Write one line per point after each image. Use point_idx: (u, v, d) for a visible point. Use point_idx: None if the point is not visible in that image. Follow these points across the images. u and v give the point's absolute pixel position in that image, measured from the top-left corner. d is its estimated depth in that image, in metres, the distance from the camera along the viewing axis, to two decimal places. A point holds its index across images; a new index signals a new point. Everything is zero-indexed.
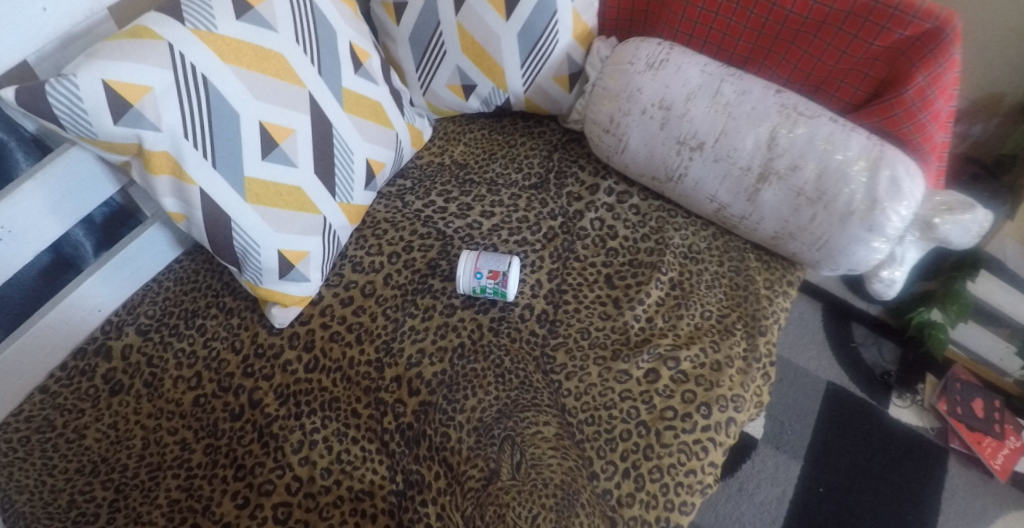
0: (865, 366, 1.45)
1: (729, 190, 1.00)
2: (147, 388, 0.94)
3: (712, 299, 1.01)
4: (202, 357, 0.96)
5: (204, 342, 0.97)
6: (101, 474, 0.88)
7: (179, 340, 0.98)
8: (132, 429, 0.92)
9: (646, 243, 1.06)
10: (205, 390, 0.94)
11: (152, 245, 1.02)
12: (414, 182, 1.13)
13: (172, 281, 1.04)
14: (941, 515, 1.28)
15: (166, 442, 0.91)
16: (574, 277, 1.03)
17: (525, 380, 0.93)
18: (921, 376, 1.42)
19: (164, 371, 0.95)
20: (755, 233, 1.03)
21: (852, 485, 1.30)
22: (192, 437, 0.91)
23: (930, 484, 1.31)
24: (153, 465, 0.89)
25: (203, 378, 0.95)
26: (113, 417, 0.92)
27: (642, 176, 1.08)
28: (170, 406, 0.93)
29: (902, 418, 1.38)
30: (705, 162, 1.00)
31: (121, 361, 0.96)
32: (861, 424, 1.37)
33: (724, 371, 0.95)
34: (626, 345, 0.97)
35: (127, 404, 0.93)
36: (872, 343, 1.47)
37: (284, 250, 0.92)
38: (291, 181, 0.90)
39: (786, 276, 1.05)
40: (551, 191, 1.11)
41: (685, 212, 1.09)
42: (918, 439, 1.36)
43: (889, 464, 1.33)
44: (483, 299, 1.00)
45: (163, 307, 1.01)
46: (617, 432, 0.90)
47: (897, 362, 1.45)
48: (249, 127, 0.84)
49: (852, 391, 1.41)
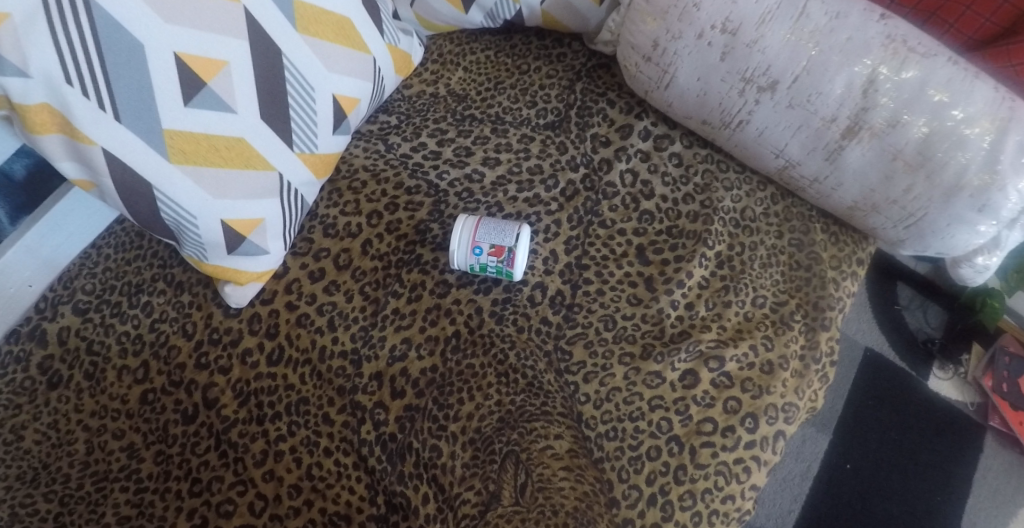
0: (907, 331, 1.28)
1: (803, 145, 0.79)
2: (89, 381, 0.79)
3: (766, 282, 0.83)
4: (149, 344, 0.80)
5: (151, 326, 0.81)
6: (42, 484, 0.75)
7: (122, 322, 0.81)
8: (74, 431, 0.78)
9: (689, 205, 0.85)
10: (153, 384, 0.79)
11: (82, 206, 0.85)
12: (402, 119, 0.92)
13: (114, 247, 0.86)
14: (971, 498, 1.16)
15: (111, 449, 0.77)
16: (598, 249, 0.84)
17: (534, 381, 0.77)
18: (966, 345, 1.27)
19: (107, 361, 0.80)
20: (827, 201, 0.83)
21: (883, 463, 1.18)
22: (140, 442, 0.77)
23: (964, 464, 1.18)
24: (99, 475, 0.76)
25: (150, 369, 0.79)
26: (53, 415, 0.78)
27: (687, 119, 0.86)
28: (115, 404, 0.78)
29: (941, 392, 1.24)
30: (776, 106, 0.77)
31: (58, 347, 0.81)
32: (898, 395, 1.23)
33: (777, 375, 0.78)
34: (660, 339, 0.79)
35: (66, 400, 0.79)
36: (917, 307, 1.30)
37: (230, 219, 0.72)
38: (230, 131, 0.69)
39: (856, 253, 0.85)
40: (571, 132, 0.89)
41: (737, 164, 0.88)
42: (956, 415, 1.22)
43: (922, 440, 1.20)
44: (482, 278, 0.82)
45: (103, 280, 0.84)
46: (644, 449, 0.75)
47: (942, 329, 1.28)
48: (163, 62, 0.63)
49: (890, 359, 1.26)
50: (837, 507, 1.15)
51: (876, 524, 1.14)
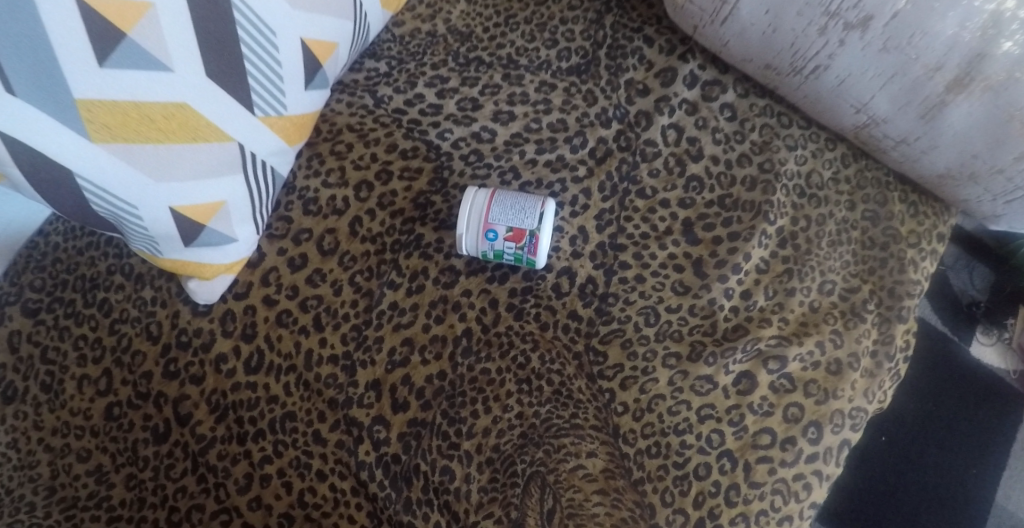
0: (950, 294, 1.15)
1: (892, 98, 0.63)
2: (47, 394, 0.67)
3: (836, 265, 0.69)
4: (110, 349, 0.69)
5: (111, 327, 0.69)
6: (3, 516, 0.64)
7: (78, 323, 0.69)
8: (37, 452, 0.66)
9: (745, 169, 0.71)
10: (118, 397, 0.67)
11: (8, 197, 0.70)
12: (393, 64, 0.75)
13: (63, 233, 0.73)
14: (1005, 471, 1.07)
15: (77, 473, 0.66)
16: (637, 226, 0.69)
17: (562, 389, 0.65)
18: (1014, 308, 1.11)
19: (64, 371, 0.68)
20: (911, 167, 0.69)
21: (922, 434, 1.08)
22: (109, 464, 0.66)
23: (1001, 434, 1.09)
24: (67, 503, 0.65)
25: (114, 379, 0.68)
26: (11, 434, 0.66)
27: (747, 62, 0.70)
28: (78, 420, 0.67)
29: (983, 359, 1.12)
30: (864, 49, 0.61)
31: (7, 355, 0.68)
32: (938, 361, 1.12)
33: (846, 376, 0.66)
34: (712, 337, 0.66)
35: (24, 416, 0.67)
36: (962, 266, 1.16)
37: (180, 205, 0.59)
38: (166, 96, 0.54)
39: (937, 227, 0.71)
40: (601, 79, 0.74)
41: (802, 117, 0.73)
42: (1000, 387, 1.11)
43: (961, 410, 1.09)
44: (496, 266, 0.68)
45: (54, 274, 0.71)
46: (691, 467, 0.63)
47: (988, 291, 1.14)
48: (63, 11, 0.47)
49: (931, 325, 1.14)
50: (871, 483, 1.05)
51: (910, 498, 1.04)
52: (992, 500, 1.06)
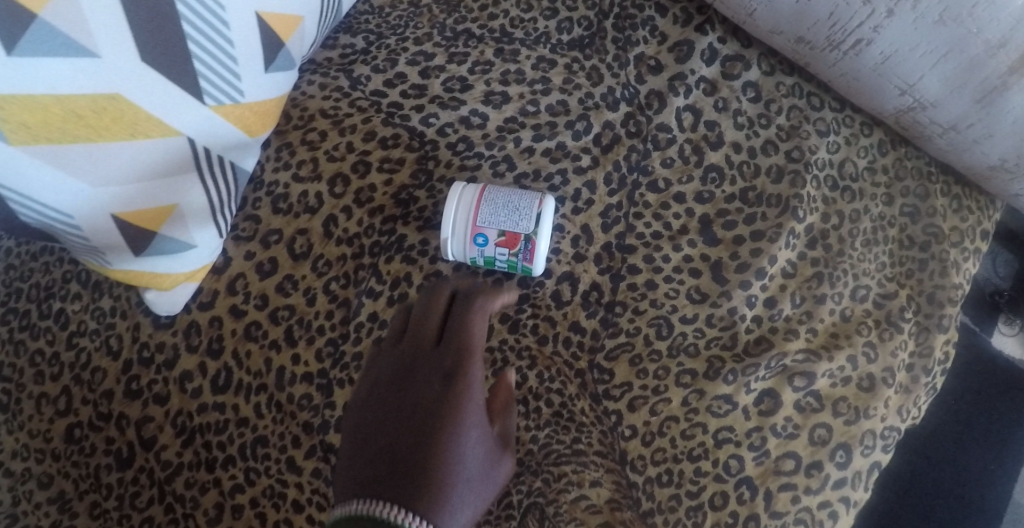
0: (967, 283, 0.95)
1: (944, 79, 0.55)
2: (4, 414, 0.61)
3: (872, 267, 0.61)
4: (68, 365, 0.62)
5: (68, 342, 0.63)
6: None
7: (33, 337, 0.63)
8: None
9: (771, 158, 0.62)
10: (79, 417, 0.61)
11: None
12: (371, 39, 0.66)
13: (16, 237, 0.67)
14: None
15: (37, 502, 0.60)
16: (647, 225, 0.61)
17: (562, 411, 0.58)
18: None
19: (21, 390, 0.62)
20: (956, 158, 0.60)
21: (938, 426, 0.90)
22: (72, 491, 0.60)
23: None
24: None
25: (73, 399, 0.61)
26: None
27: (776, 35, 0.61)
28: (37, 444, 0.61)
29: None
30: (916, 21, 0.53)
31: None
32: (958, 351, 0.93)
33: (880, 393, 0.59)
34: (731, 351, 0.59)
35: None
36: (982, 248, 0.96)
37: (124, 212, 0.52)
38: (94, 87, 0.46)
39: (981, 223, 0.63)
40: (607, 54, 0.65)
41: (835, 98, 0.64)
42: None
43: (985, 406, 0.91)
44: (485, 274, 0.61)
45: (7, 283, 0.65)
46: (706, 496, 0.56)
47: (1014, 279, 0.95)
48: None
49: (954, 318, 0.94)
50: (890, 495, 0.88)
51: (923, 498, 0.87)
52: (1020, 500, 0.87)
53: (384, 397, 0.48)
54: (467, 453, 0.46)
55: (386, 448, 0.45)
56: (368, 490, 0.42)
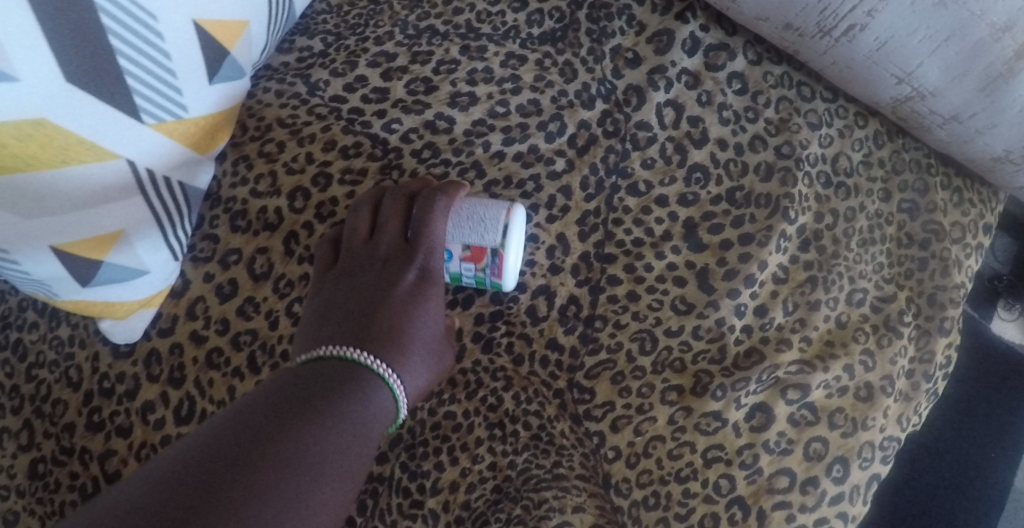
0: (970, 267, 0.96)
1: (946, 65, 0.50)
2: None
3: (868, 269, 0.57)
4: (29, 398, 0.60)
5: (27, 374, 0.61)
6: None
7: None
8: None
9: (759, 154, 0.58)
10: (42, 452, 0.59)
11: None
12: (330, 40, 0.63)
13: None
14: None
15: None
16: (626, 232, 0.58)
17: (541, 434, 0.55)
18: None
19: None
20: (957, 149, 0.56)
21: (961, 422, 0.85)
22: None
23: None
24: None
25: (36, 432, 0.59)
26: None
27: (761, 21, 0.57)
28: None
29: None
30: (915, 2, 0.48)
31: None
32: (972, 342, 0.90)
33: (879, 403, 0.55)
34: (719, 364, 0.55)
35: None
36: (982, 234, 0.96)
37: (65, 242, 0.48)
38: (15, 113, 0.41)
39: (983, 217, 0.60)
40: (581, 47, 0.61)
41: (827, 87, 0.60)
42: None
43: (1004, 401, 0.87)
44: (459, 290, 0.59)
45: None
46: (696, 519, 0.53)
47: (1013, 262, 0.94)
48: None
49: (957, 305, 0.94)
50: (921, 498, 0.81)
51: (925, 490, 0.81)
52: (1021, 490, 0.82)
53: (349, 277, 0.55)
54: (422, 328, 0.53)
55: (353, 313, 0.53)
56: (328, 341, 0.51)
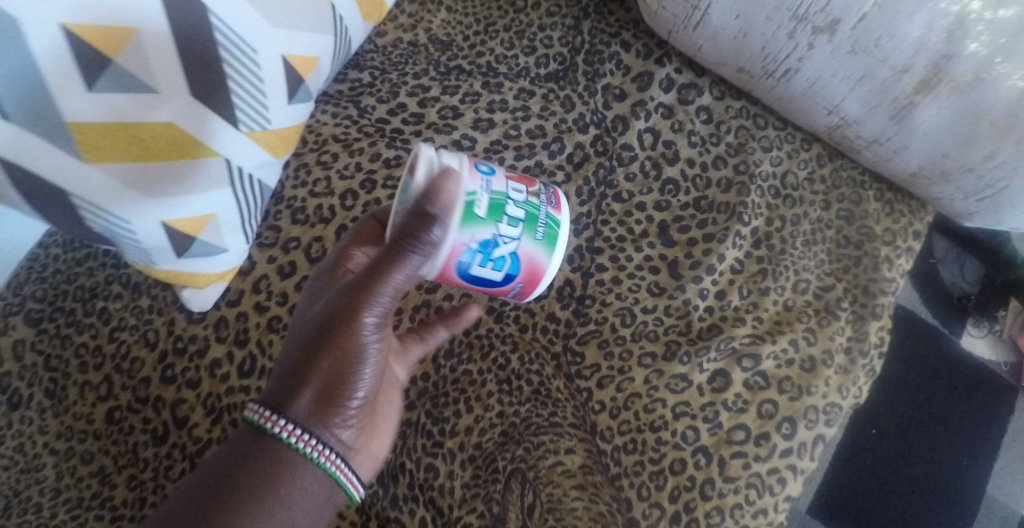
0: (941, 287, 1.17)
1: (862, 100, 0.64)
2: (50, 400, 0.71)
3: (811, 264, 0.71)
4: (110, 357, 0.72)
5: (110, 335, 0.72)
6: (14, 517, 0.67)
7: (79, 332, 0.73)
8: (41, 455, 0.69)
9: (720, 171, 0.72)
10: (118, 402, 0.70)
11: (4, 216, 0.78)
12: (376, 74, 0.77)
13: (61, 245, 0.78)
14: (1000, 463, 1.10)
15: (82, 475, 0.69)
16: (612, 230, 0.71)
17: (541, 389, 0.68)
18: (1004, 300, 1.15)
19: (66, 378, 0.71)
20: (884, 165, 0.70)
21: (916, 422, 1.10)
22: (111, 466, 0.69)
23: (995, 427, 1.11)
24: (71, 503, 0.68)
25: (114, 385, 0.71)
26: (18, 439, 0.69)
27: (720, 65, 0.71)
28: (81, 424, 0.70)
29: (974, 351, 1.15)
30: (832, 53, 0.62)
31: (13, 364, 0.71)
32: (929, 355, 1.14)
33: (819, 373, 0.68)
34: (686, 336, 0.68)
35: (30, 421, 0.70)
36: (953, 260, 1.18)
37: (172, 220, 0.61)
38: (153, 117, 0.56)
39: (913, 225, 0.73)
40: (578, 85, 0.76)
41: (778, 119, 0.74)
42: (987, 376, 1.14)
43: (951, 404, 1.12)
44: (472, 237, 0.54)
45: (53, 286, 0.75)
46: (667, 463, 0.65)
47: (979, 283, 1.17)
48: (49, 41, 0.49)
49: (923, 318, 1.16)
50: (896, 487, 1.07)
51: (902, 493, 1.07)
52: (985, 492, 1.08)
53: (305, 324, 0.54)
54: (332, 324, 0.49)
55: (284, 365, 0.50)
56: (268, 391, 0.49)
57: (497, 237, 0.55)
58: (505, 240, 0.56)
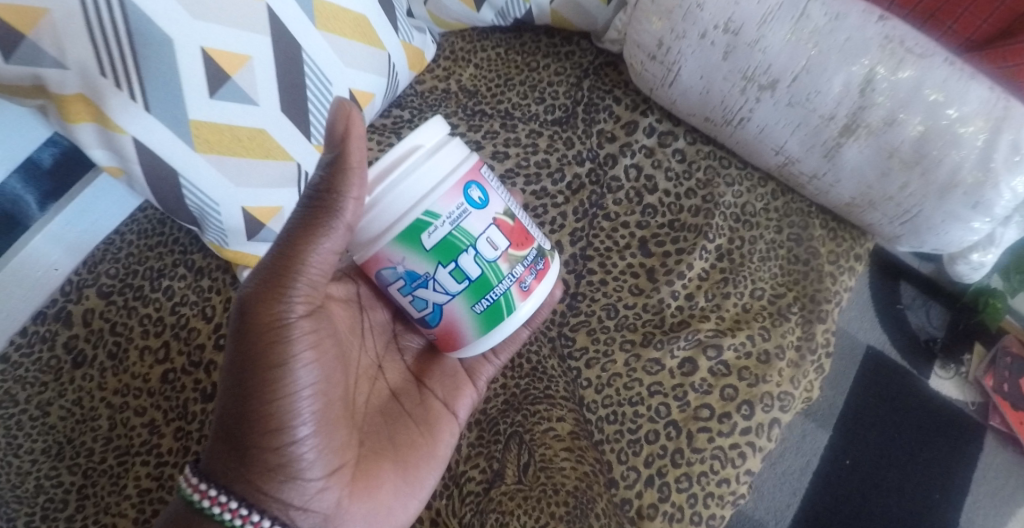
0: (910, 330, 1.31)
1: (802, 142, 0.81)
2: (112, 361, 0.82)
3: (765, 276, 0.86)
4: (170, 326, 0.83)
5: (172, 309, 0.84)
6: (66, 457, 0.79)
7: (144, 304, 0.84)
8: (98, 408, 0.81)
9: (691, 200, 0.88)
10: (174, 364, 0.82)
11: (105, 193, 0.89)
12: (414, 113, 0.93)
13: (136, 234, 0.89)
14: (969, 497, 1.19)
15: (133, 425, 0.80)
16: (602, 241, 0.86)
17: (538, 366, 0.82)
18: (968, 345, 1.29)
19: (129, 341, 0.82)
20: (826, 197, 0.85)
21: (886, 455, 1.20)
22: (161, 419, 0.80)
23: (958, 463, 1.21)
24: (120, 450, 0.79)
25: (171, 350, 0.82)
26: (78, 393, 0.81)
27: (691, 116, 0.88)
28: (137, 382, 0.81)
29: (942, 389, 1.27)
30: (775, 105, 0.80)
31: (82, 327, 0.83)
32: (898, 393, 1.25)
33: (773, 365, 0.80)
34: (660, 328, 0.82)
35: (91, 378, 0.81)
36: (919, 306, 1.33)
37: (251, 207, 0.74)
38: (252, 123, 0.71)
39: (853, 249, 0.88)
40: (578, 128, 0.92)
41: (740, 161, 0.91)
42: (954, 413, 1.25)
43: (920, 440, 1.22)
44: (402, 258, 0.59)
45: (126, 265, 0.87)
46: (643, 433, 0.77)
47: (945, 329, 1.31)
48: (190, 57, 0.64)
49: (892, 359, 1.28)
50: (868, 514, 1.16)
51: (874, 522, 1.16)
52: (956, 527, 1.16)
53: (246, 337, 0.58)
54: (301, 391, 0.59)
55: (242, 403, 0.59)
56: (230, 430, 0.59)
57: (431, 279, 0.60)
58: (434, 285, 0.61)
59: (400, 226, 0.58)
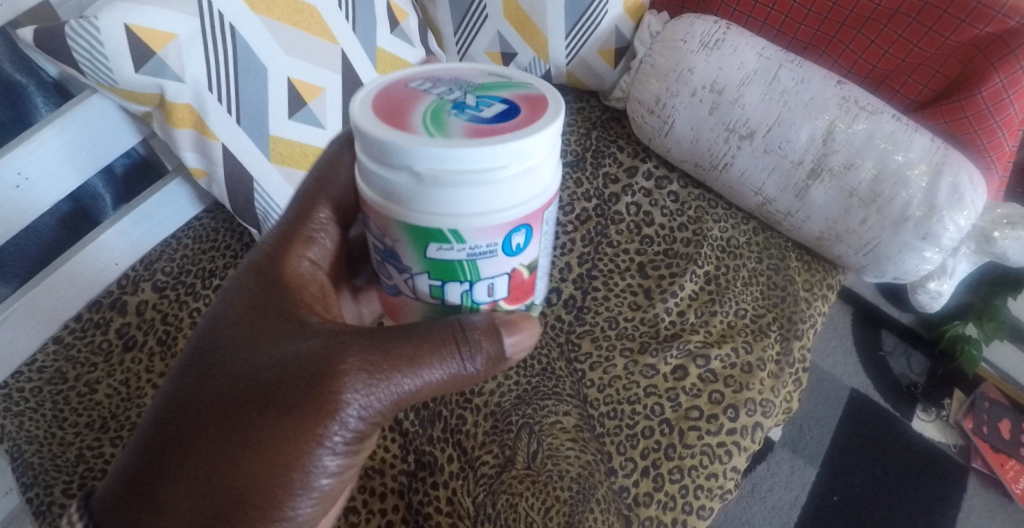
0: (892, 374, 1.42)
1: (777, 184, 0.95)
2: (161, 346, 0.92)
3: (748, 299, 0.98)
4: None
5: None
6: (111, 430, 0.86)
7: (195, 299, 0.95)
8: (144, 387, 0.89)
9: (683, 233, 1.02)
10: None
11: (173, 198, 0.98)
12: None
13: (192, 239, 1.01)
14: None
15: None
16: (605, 263, 0.99)
17: (548, 367, 0.91)
18: (948, 391, 1.40)
19: (178, 330, 0.93)
20: (799, 232, 0.98)
21: (870, 492, 1.27)
22: None
23: (941, 504, 1.27)
24: None
25: None
26: (125, 374, 0.90)
27: (683, 162, 1.03)
28: None
29: (925, 431, 1.35)
30: (753, 153, 0.94)
31: (135, 316, 0.94)
32: (881, 434, 1.34)
33: (755, 374, 0.91)
34: (655, 338, 0.93)
35: (139, 361, 0.91)
36: (900, 353, 1.45)
37: None
38: (319, 143, 0.85)
39: (826, 279, 1.01)
40: (586, 170, 1.06)
41: (725, 204, 1.05)
42: (938, 453, 1.33)
43: (904, 479, 1.29)
44: (396, 242, 0.50)
45: (180, 265, 0.98)
46: (639, 428, 0.86)
47: (924, 374, 1.42)
48: (278, 84, 0.80)
49: (875, 401, 1.37)
50: None
51: None
52: None
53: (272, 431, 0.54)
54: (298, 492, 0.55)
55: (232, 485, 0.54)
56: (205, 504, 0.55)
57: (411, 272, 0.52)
58: (408, 280, 0.53)
59: (416, 220, 0.47)
